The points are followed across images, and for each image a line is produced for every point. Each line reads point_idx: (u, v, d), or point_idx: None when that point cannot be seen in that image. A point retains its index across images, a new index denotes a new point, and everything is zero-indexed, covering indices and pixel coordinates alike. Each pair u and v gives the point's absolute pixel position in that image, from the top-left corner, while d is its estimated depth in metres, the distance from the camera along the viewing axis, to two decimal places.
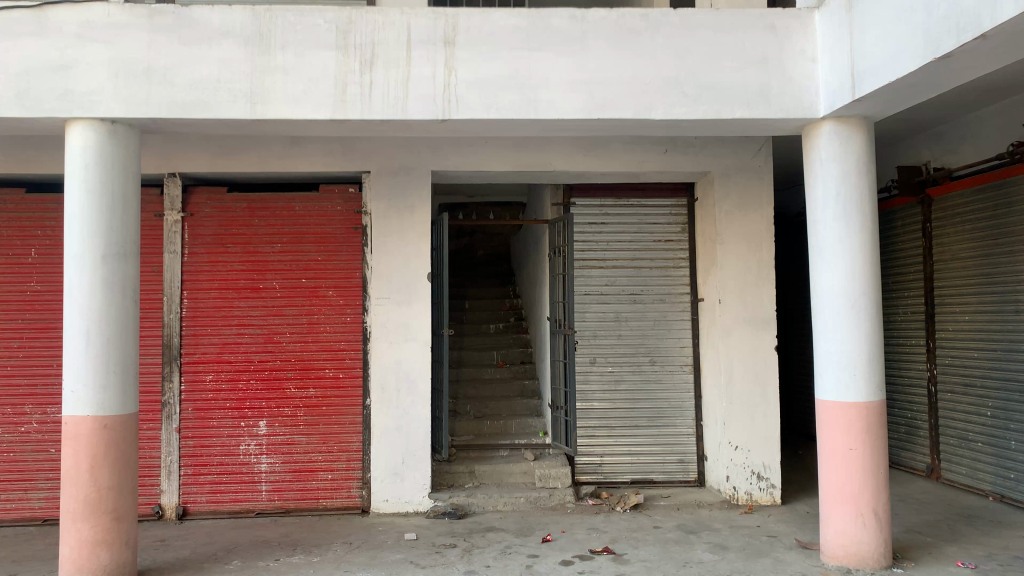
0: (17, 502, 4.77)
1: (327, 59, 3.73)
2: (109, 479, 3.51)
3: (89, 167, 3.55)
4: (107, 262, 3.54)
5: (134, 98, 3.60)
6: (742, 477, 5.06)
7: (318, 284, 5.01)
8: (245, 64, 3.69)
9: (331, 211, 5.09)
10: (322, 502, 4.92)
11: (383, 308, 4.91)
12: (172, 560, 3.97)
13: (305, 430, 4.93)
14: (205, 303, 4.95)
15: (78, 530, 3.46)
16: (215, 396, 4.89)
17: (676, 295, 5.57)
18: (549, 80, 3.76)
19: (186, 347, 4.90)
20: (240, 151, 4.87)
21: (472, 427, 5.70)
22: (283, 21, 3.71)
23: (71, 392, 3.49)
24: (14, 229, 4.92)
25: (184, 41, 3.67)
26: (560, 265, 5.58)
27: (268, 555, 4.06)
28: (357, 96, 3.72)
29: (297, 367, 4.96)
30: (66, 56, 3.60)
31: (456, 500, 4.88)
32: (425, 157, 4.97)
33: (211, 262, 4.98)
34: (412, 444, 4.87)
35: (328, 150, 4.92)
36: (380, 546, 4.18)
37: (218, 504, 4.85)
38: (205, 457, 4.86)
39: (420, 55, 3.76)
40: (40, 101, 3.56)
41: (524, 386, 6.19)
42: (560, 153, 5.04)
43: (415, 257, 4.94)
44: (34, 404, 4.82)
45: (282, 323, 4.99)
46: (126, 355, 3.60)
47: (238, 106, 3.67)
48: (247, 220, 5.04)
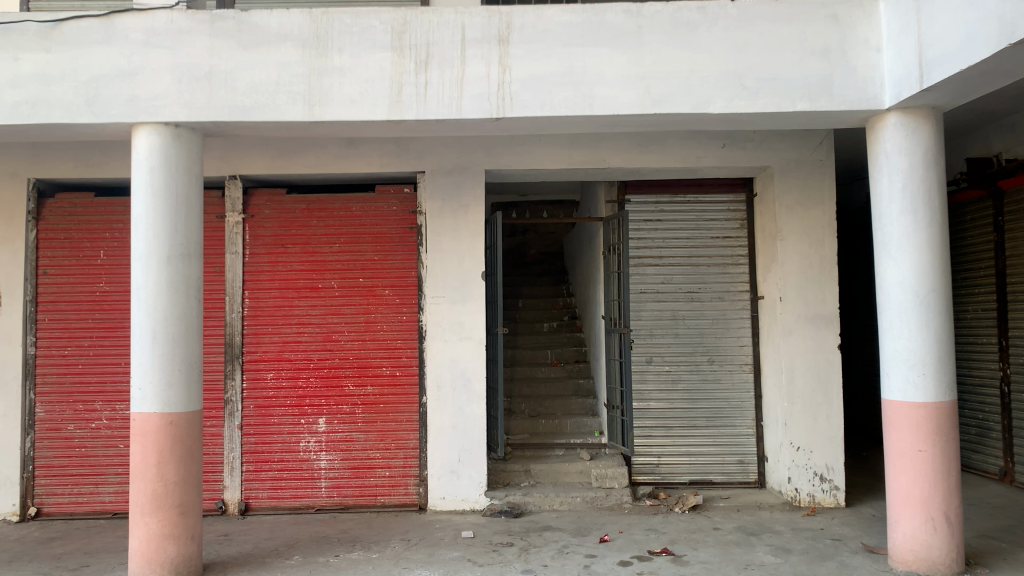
0: (89, 496, 4.93)
1: (383, 61, 3.76)
2: (176, 474, 3.60)
3: (154, 171, 3.65)
4: (172, 263, 3.63)
5: (197, 102, 3.69)
6: (804, 479, 4.94)
7: (375, 283, 5.07)
8: (302, 66, 3.74)
9: (387, 211, 5.14)
10: (380, 499, 4.96)
11: (439, 307, 4.94)
12: (236, 554, 4.06)
13: (363, 428, 4.99)
14: (266, 302, 5.04)
15: (147, 523, 3.56)
16: (276, 394, 4.98)
17: (735, 293, 5.47)
18: (604, 77, 3.72)
19: (248, 345, 5.00)
20: (298, 154, 4.96)
21: (528, 426, 5.70)
22: (339, 22, 3.76)
23: (139, 389, 3.59)
24: (84, 231, 5.08)
25: (244, 45, 3.74)
26: (615, 263, 5.53)
27: (328, 551, 4.11)
28: (412, 97, 3.75)
29: (355, 365, 5.02)
30: (132, 63, 3.70)
31: (512, 499, 4.88)
32: (479, 156, 4.98)
33: (271, 262, 5.07)
34: (468, 442, 4.89)
35: (384, 151, 4.97)
36: (438, 544, 4.21)
37: (279, 500, 4.94)
38: (267, 453, 4.95)
39: (474, 53, 3.76)
40: (108, 107, 3.68)
41: (578, 384, 6.15)
42: (615, 150, 5.00)
43: (470, 256, 4.95)
44: (104, 401, 4.98)
45: (340, 321, 5.05)
46: (191, 354, 3.68)
47: (296, 109, 3.73)
48: (305, 220, 5.12)
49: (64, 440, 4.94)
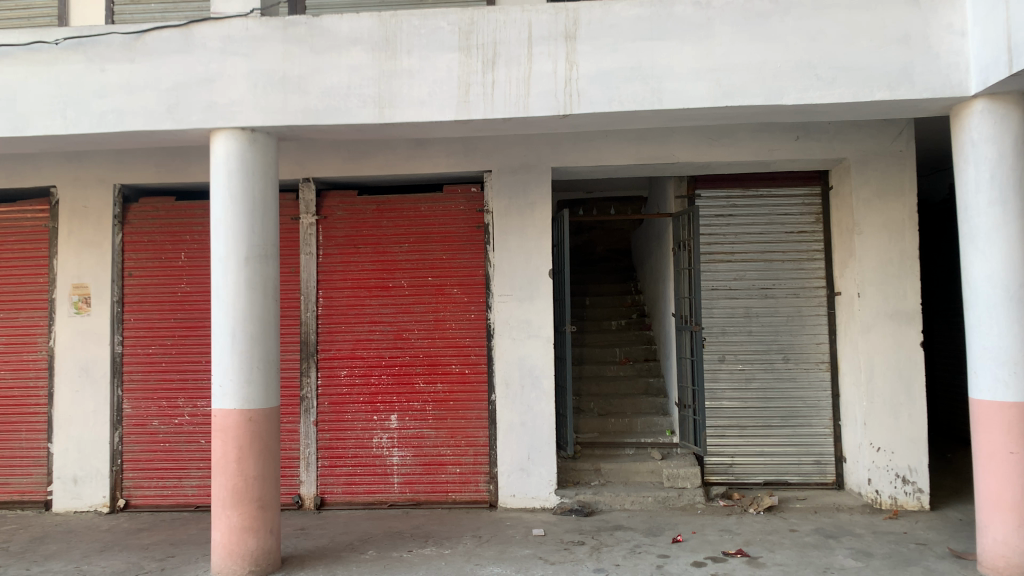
0: (173, 489, 5.12)
1: (451, 61, 3.78)
2: (255, 468, 3.70)
3: (232, 174, 3.76)
4: (250, 264, 3.74)
5: (271, 107, 3.78)
6: (885, 481, 4.78)
7: (443, 282, 5.11)
8: (372, 69, 3.80)
9: (455, 210, 5.17)
10: (451, 495, 5.00)
11: (507, 305, 4.96)
12: (313, 547, 4.15)
13: (434, 425, 5.04)
14: (339, 301, 5.15)
15: (228, 516, 3.67)
16: (350, 391, 5.08)
17: (810, 289, 5.32)
18: (673, 70, 3.67)
19: (322, 343, 5.12)
20: (369, 155, 5.04)
21: (597, 424, 5.67)
22: (407, 25, 3.80)
23: (220, 387, 3.71)
24: (166, 233, 5.27)
25: (316, 50, 3.82)
26: (686, 259, 5.45)
27: (401, 546, 4.17)
28: (480, 96, 3.77)
29: (425, 362, 5.08)
30: (210, 70, 3.82)
31: (583, 498, 4.86)
32: (546, 154, 4.98)
33: (343, 261, 5.17)
34: (537, 440, 4.89)
35: (452, 151, 5.01)
36: (509, 541, 4.22)
37: (353, 495, 5.04)
38: (341, 449, 5.05)
39: (541, 51, 3.76)
40: (188, 113, 3.81)
41: (648, 383, 6.08)
42: (685, 145, 4.93)
43: (537, 254, 4.95)
44: (186, 397, 5.16)
45: (411, 320, 5.12)
46: (268, 353, 3.78)
47: (367, 111, 3.79)
48: (375, 221, 5.20)
49: (149, 435, 5.14)
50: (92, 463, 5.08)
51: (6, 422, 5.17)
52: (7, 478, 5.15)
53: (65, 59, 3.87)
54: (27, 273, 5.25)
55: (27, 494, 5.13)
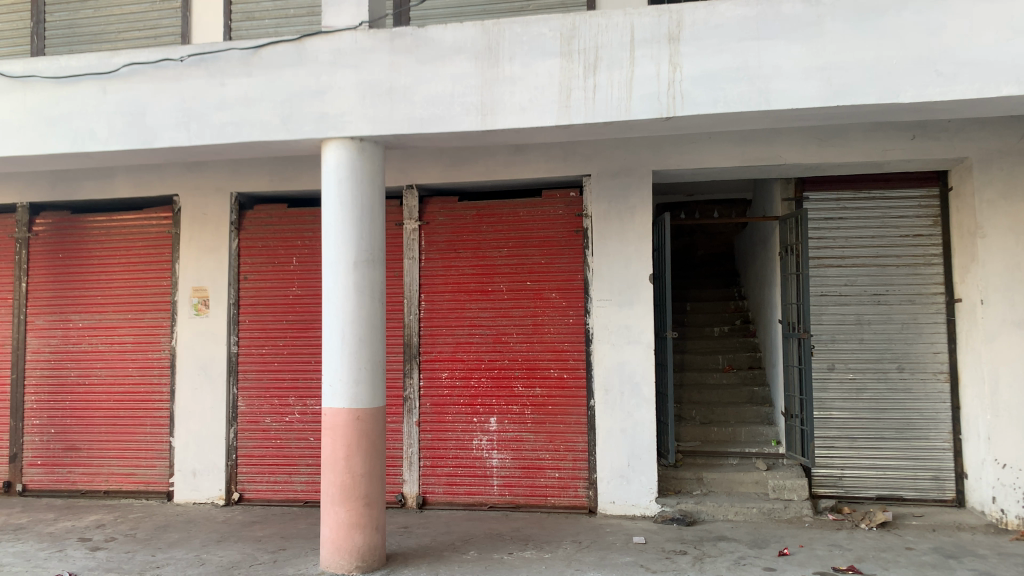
0: (283, 484, 5.33)
1: (553, 67, 3.80)
2: (361, 466, 3.81)
3: (342, 183, 3.91)
4: (358, 268, 3.87)
5: (379, 116, 3.90)
6: (1011, 499, 4.46)
7: (542, 286, 5.13)
8: (475, 78, 3.86)
9: (553, 215, 5.17)
10: (550, 500, 5.01)
11: (606, 310, 4.94)
12: (416, 545, 4.25)
13: (533, 429, 5.06)
14: (440, 305, 5.25)
15: (337, 512, 3.80)
16: (450, 393, 5.17)
17: (928, 296, 5.07)
18: (781, 69, 3.57)
19: (424, 345, 5.23)
20: (470, 161, 5.13)
21: (699, 433, 5.58)
22: (510, 32, 3.85)
23: (330, 386, 3.85)
24: (279, 239, 5.50)
25: (421, 60, 3.91)
26: (793, 263, 5.28)
27: (502, 547, 4.21)
28: (581, 101, 3.76)
29: (524, 366, 5.11)
30: (321, 82, 3.97)
31: (684, 507, 4.78)
32: (647, 157, 4.93)
33: (445, 266, 5.27)
34: (638, 446, 4.84)
35: (551, 156, 5.03)
36: (609, 547, 4.20)
37: (454, 495, 5.12)
38: (442, 449, 5.14)
39: (644, 54, 3.73)
40: (301, 124, 3.98)
41: (753, 391, 5.91)
42: (792, 146, 4.79)
43: (637, 257, 4.91)
44: (296, 396, 5.37)
45: (509, 324, 5.16)
46: (375, 354, 3.89)
47: (469, 119, 3.85)
48: (476, 226, 5.27)
49: (262, 432, 5.37)
50: (209, 457, 5.35)
51: (133, 416, 5.52)
52: (133, 469, 5.50)
53: (188, 75, 4.11)
54: (152, 277, 5.59)
55: (152, 484, 5.47)
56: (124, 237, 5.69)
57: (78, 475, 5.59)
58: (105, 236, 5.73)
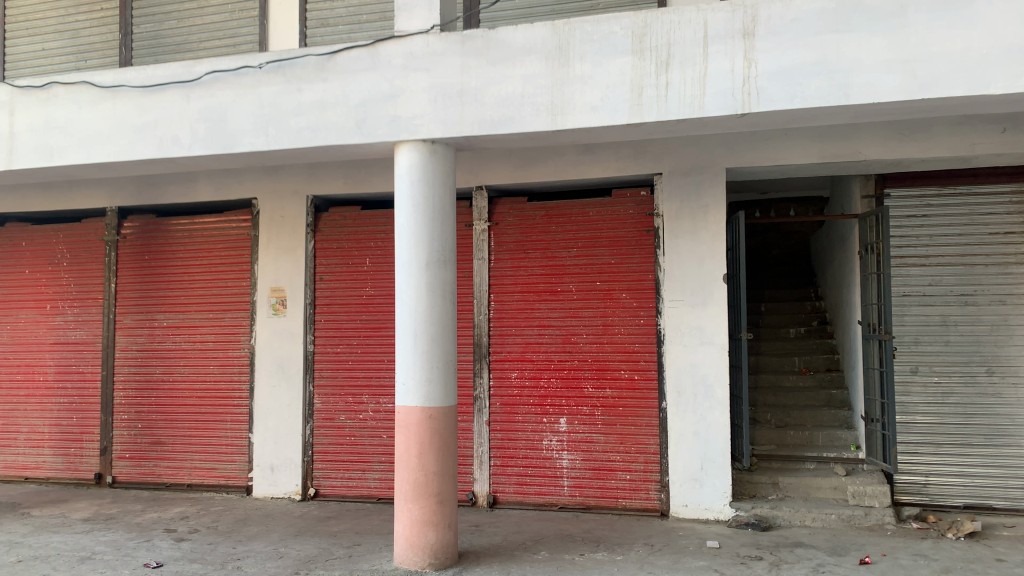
0: (357, 480, 5.43)
1: (624, 65, 3.77)
2: (434, 464, 3.86)
3: (415, 184, 3.97)
4: (429, 269, 3.92)
5: (451, 119, 3.94)
6: None
7: (612, 286, 5.09)
8: (546, 78, 3.86)
9: (624, 214, 5.13)
10: (622, 501, 4.97)
11: (679, 310, 4.88)
12: (487, 544, 4.27)
13: (603, 430, 5.03)
14: (510, 305, 5.27)
15: (410, 509, 3.85)
16: (520, 392, 5.19)
17: (1019, 296, 4.86)
18: (862, 63, 3.46)
19: (494, 345, 5.26)
20: (540, 161, 5.14)
21: (775, 436, 5.44)
22: (580, 31, 3.83)
23: (403, 385, 3.91)
24: (353, 240, 5.61)
25: (492, 61, 3.93)
26: (873, 263, 5.12)
27: (574, 549, 4.20)
28: (653, 99, 3.72)
29: (595, 367, 5.08)
30: (394, 86, 4.04)
31: (760, 511, 4.68)
32: (720, 155, 4.85)
33: (514, 266, 5.29)
34: (711, 449, 4.76)
35: (621, 155, 4.99)
36: (682, 551, 4.14)
37: (524, 495, 5.13)
38: (512, 449, 5.16)
39: (718, 50, 3.66)
40: (374, 128, 4.05)
41: (831, 394, 5.74)
42: (872, 141, 4.64)
43: (710, 257, 4.83)
44: (370, 395, 5.47)
45: (579, 324, 5.14)
46: (446, 353, 3.93)
47: (540, 119, 3.85)
48: (545, 226, 5.27)
49: (337, 429, 5.48)
50: (286, 453, 5.50)
51: (215, 412, 5.71)
52: (214, 464, 5.69)
53: (267, 81, 4.24)
54: (232, 277, 5.78)
55: (232, 479, 5.65)
56: (205, 240, 5.89)
57: (163, 468, 5.82)
58: (187, 238, 5.94)
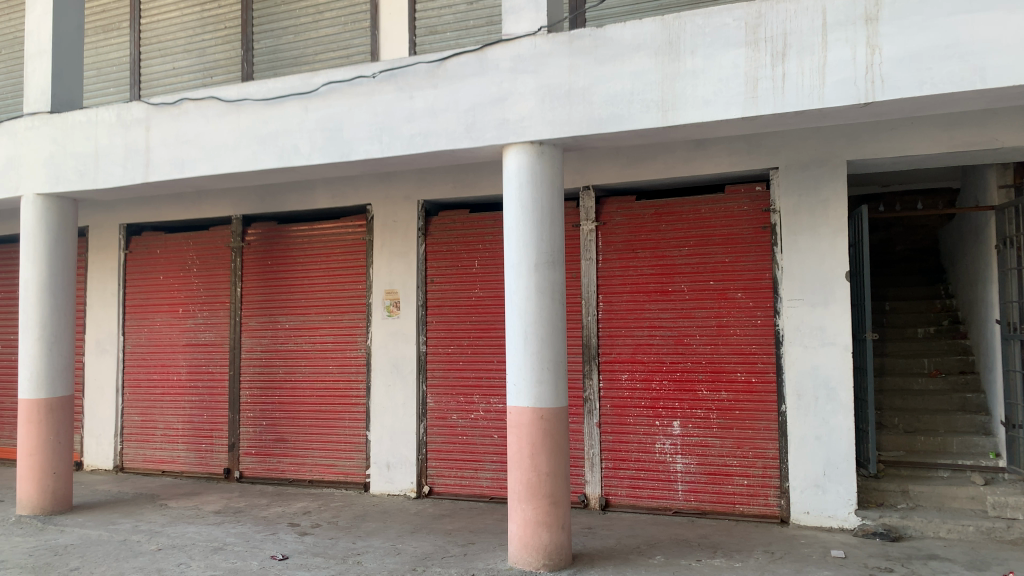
0: (470, 479, 5.50)
1: (738, 58, 3.66)
2: (547, 465, 3.86)
3: (523, 186, 3.99)
4: (539, 269, 3.93)
5: (559, 120, 3.93)
6: None
7: (727, 285, 4.95)
8: (656, 74, 3.79)
9: (738, 211, 4.98)
10: (739, 507, 4.83)
11: (798, 310, 4.70)
12: (601, 547, 4.24)
13: (719, 434, 4.90)
14: (619, 306, 5.22)
15: (524, 509, 3.87)
16: (631, 395, 5.14)
17: None
18: (1000, 43, 3.23)
19: (603, 346, 5.23)
20: (648, 159, 5.06)
21: (904, 442, 5.17)
22: (691, 25, 3.75)
23: (514, 385, 3.94)
24: (462, 243, 5.68)
25: (600, 60, 3.90)
26: (1013, 257, 4.82)
27: (690, 554, 4.11)
28: (769, 91, 3.59)
29: (709, 369, 4.96)
30: (502, 89, 4.07)
31: (888, 521, 4.43)
32: (841, 147, 4.65)
33: (623, 267, 5.23)
34: (835, 455, 4.56)
35: (734, 150, 4.85)
36: (805, 560, 3.98)
37: (637, 498, 5.08)
38: (624, 452, 5.12)
39: (838, 37, 3.50)
40: (483, 131, 4.10)
41: (966, 398, 5.40)
42: (1009, 127, 4.33)
43: (832, 255, 4.63)
44: (481, 395, 5.53)
45: (692, 325, 5.03)
46: (557, 354, 3.93)
47: (651, 116, 3.79)
48: (655, 225, 5.19)
49: (449, 428, 5.57)
50: (402, 451, 5.65)
51: (334, 411, 5.92)
52: (334, 461, 5.90)
53: (380, 90, 4.35)
54: (349, 281, 5.98)
55: (350, 475, 5.85)
56: (323, 245, 6.11)
57: (286, 464, 6.07)
58: (306, 244, 6.19)
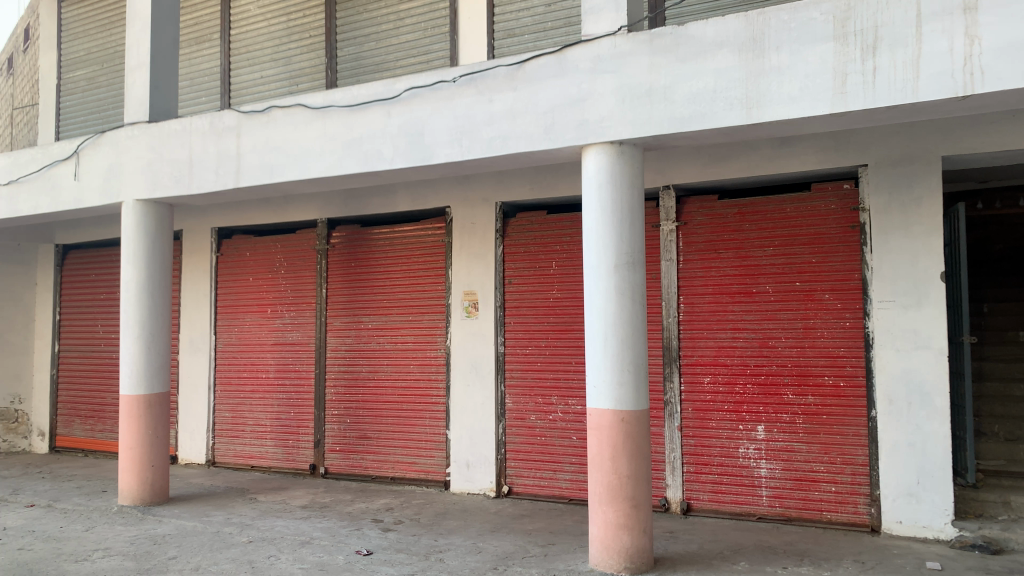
0: (549, 480, 5.51)
1: (825, 53, 3.56)
2: (628, 467, 3.83)
3: (603, 187, 3.98)
4: (620, 270, 3.91)
5: (640, 120, 3.91)
6: None
7: (813, 287, 4.83)
8: (739, 71, 3.72)
9: (825, 210, 4.83)
10: (826, 515, 4.69)
11: (889, 312, 4.53)
12: (683, 552, 4.18)
13: (805, 439, 4.78)
14: (701, 307, 5.14)
15: (604, 512, 3.85)
16: (714, 398, 5.05)
17: None
18: None
19: (684, 349, 5.16)
20: (730, 158, 4.97)
21: (1005, 451, 4.93)
22: (776, 21, 3.67)
23: (594, 387, 3.94)
24: (540, 245, 5.69)
25: (682, 58, 3.85)
26: None
27: (775, 561, 4.02)
28: (859, 86, 3.48)
29: (795, 373, 4.84)
30: (582, 90, 4.07)
31: (988, 533, 4.22)
32: (936, 142, 4.47)
33: (705, 267, 5.15)
34: (929, 463, 4.37)
35: (821, 147, 4.72)
36: (898, 571, 3.84)
37: (719, 503, 4.99)
38: (705, 456, 5.05)
39: (933, 28, 3.36)
40: (563, 132, 4.10)
41: None
42: None
43: (925, 254, 4.44)
44: (559, 396, 5.53)
45: (777, 327, 4.92)
46: (637, 356, 3.90)
47: (735, 113, 3.72)
48: (737, 225, 5.09)
49: (528, 429, 5.60)
50: (481, 450, 5.70)
51: (415, 410, 6.03)
52: (415, 459, 6.01)
53: (460, 94, 4.41)
54: (429, 283, 6.07)
55: (430, 473, 5.94)
56: (404, 247, 6.23)
57: (369, 462, 6.21)
58: (388, 247, 6.31)
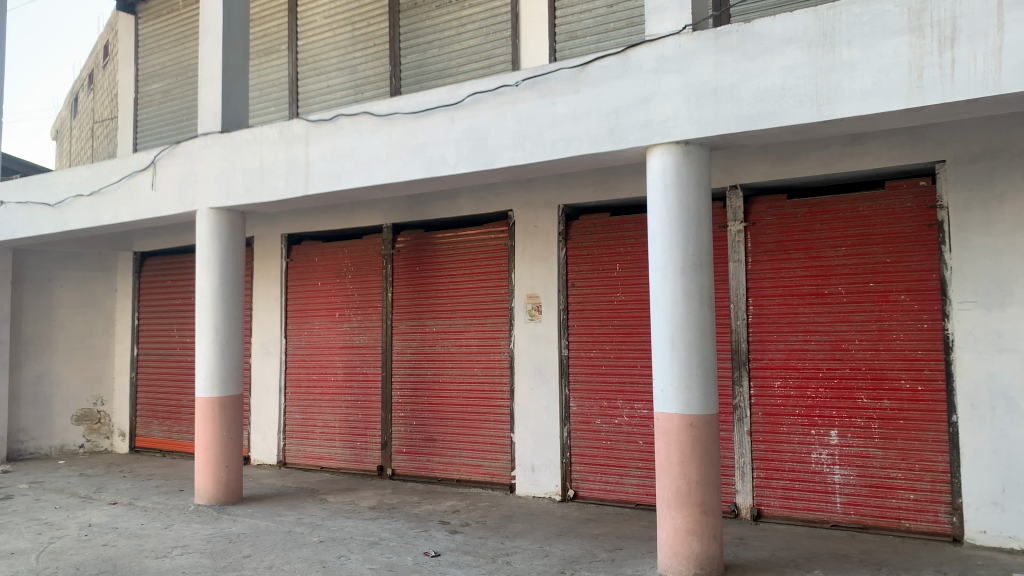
0: (615, 484, 5.47)
1: (900, 46, 3.45)
2: (697, 472, 3.77)
3: (668, 188, 3.94)
4: (686, 272, 3.87)
5: (705, 119, 3.85)
6: None
7: (888, 287, 4.68)
8: (809, 67, 3.64)
9: (900, 208, 4.68)
10: (904, 523, 4.53)
11: (970, 313, 4.36)
12: (754, 559, 4.09)
13: (881, 445, 4.63)
14: (771, 310, 5.05)
15: (673, 517, 3.80)
16: (785, 402, 4.95)
17: None
18: None
19: (753, 352, 5.07)
20: (799, 156, 4.86)
21: None
22: (847, 15, 3.57)
23: (661, 391, 3.89)
24: (604, 247, 5.66)
25: (749, 55, 3.78)
26: None
27: (851, 570, 3.90)
28: (937, 80, 3.36)
29: (869, 376, 4.70)
30: (646, 90, 4.03)
31: None
32: (1019, 136, 4.28)
33: (774, 269, 5.05)
34: (1016, 471, 4.18)
35: (896, 143, 4.56)
36: None
37: (791, 509, 4.88)
38: (776, 461, 4.94)
39: (1016, 17, 3.22)
40: (627, 134, 4.07)
41: None
42: None
43: (1009, 253, 4.26)
44: (624, 400, 5.49)
45: (850, 329, 4.79)
46: (705, 359, 3.85)
47: (805, 110, 3.64)
48: (808, 224, 4.97)
49: (593, 433, 5.57)
50: (546, 454, 5.70)
51: (480, 413, 6.06)
52: (481, 461, 6.04)
53: (523, 98, 4.42)
54: (493, 286, 6.10)
55: (496, 476, 5.96)
56: (468, 251, 6.27)
57: (435, 464, 6.27)
58: (452, 250, 6.36)
